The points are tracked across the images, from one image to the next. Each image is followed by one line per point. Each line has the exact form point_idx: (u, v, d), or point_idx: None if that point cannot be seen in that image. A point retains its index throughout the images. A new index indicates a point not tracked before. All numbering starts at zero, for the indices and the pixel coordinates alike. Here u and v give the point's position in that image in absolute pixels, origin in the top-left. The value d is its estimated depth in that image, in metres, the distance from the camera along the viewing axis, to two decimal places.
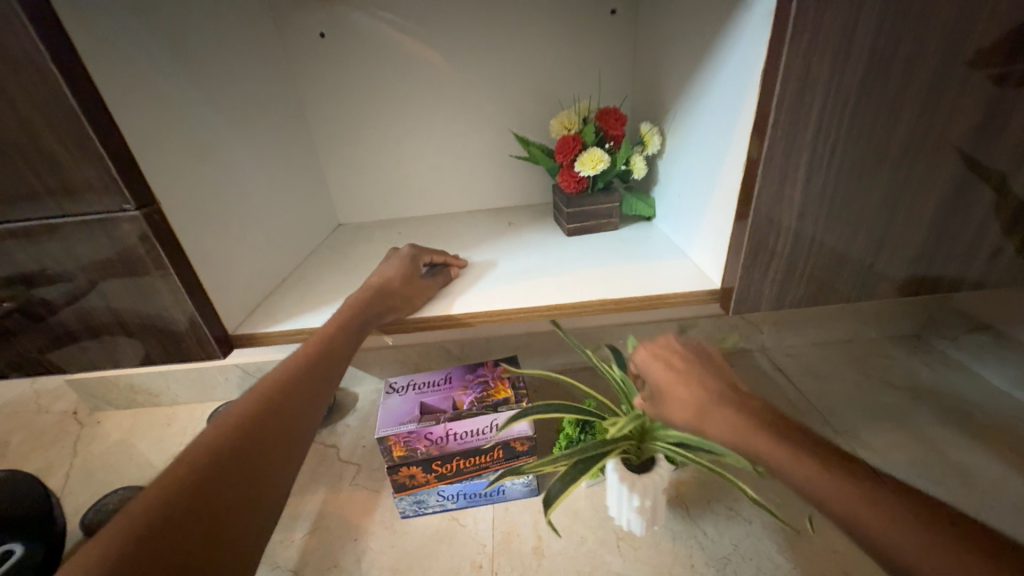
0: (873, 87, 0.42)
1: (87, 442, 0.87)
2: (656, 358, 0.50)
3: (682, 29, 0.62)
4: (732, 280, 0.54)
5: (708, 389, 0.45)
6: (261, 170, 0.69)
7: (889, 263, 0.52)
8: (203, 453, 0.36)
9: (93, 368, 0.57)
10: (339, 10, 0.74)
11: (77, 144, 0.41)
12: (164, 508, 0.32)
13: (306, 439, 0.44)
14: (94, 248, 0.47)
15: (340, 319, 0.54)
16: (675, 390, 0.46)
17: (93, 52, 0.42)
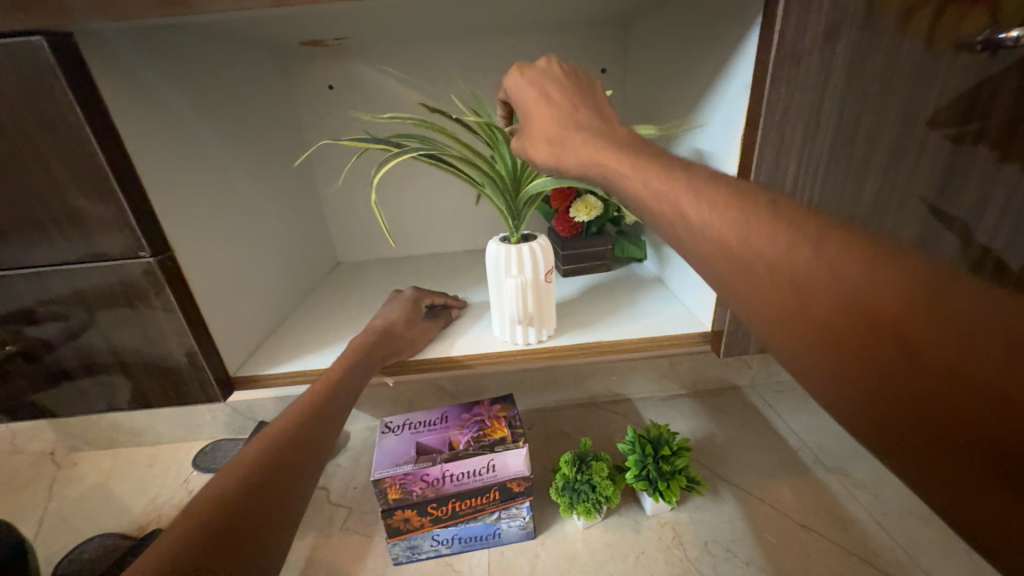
0: (841, 152, 0.46)
1: (63, 485, 0.83)
2: (530, 87, 0.43)
3: (668, 91, 0.68)
4: (722, 324, 0.57)
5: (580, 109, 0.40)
6: (267, 211, 0.71)
7: None
8: (216, 500, 0.37)
9: (86, 410, 0.56)
10: (348, 65, 0.79)
11: (101, 196, 0.43)
12: (194, 531, 0.34)
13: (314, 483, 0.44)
14: (106, 292, 0.48)
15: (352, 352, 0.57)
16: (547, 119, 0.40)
17: (124, 112, 0.45)
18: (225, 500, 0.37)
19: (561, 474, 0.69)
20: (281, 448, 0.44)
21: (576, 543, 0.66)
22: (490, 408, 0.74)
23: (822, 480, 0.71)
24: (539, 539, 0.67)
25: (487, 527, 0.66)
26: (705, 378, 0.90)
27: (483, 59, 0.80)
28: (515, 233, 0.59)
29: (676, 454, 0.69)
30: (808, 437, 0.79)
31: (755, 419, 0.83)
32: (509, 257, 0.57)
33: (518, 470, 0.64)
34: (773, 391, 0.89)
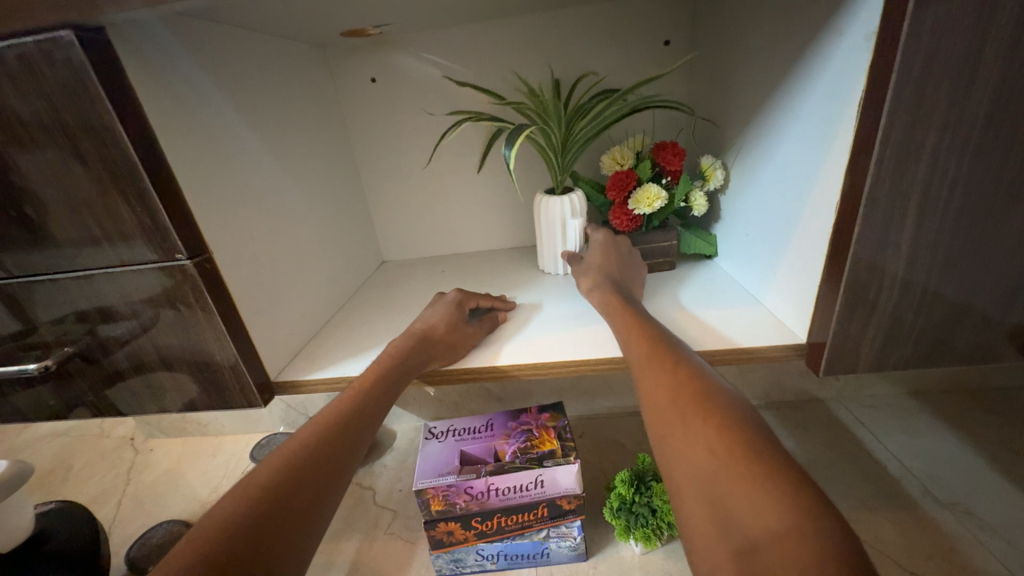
0: (1004, 117, 0.35)
1: (138, 469, 0.88)
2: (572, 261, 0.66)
3: (747, 59, 0.58)
4: (821, 333, 0.47)
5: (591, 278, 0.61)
6: (311, 209, 0.70)
7: (1022, 314, 0.43)
8: (232, 515, 0.36)
9: (141, 408, 0.57)
10: (388, 54, 0.76)
11: (138, 199, 0.42)
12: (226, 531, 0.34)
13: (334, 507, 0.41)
14: (149, 295, 0.47)
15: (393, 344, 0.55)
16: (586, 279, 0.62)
17: (158, 111, 0.44)
18: (225, 529, 0.34)
19: (616, 493, 0.62)
20: (298, 467, 0.41)
21: (634, 571, 0.59)
22: (539, 417, 0.68)
23: (941, 518, 0.58)
24: (592, 562, 0.61)
25: (534, 546, 0.61)
26: (784, 388, 0.78)
27: (531, 37, 0.73)
28: (559, 186, 0.70)
29: None
30: (919, 462, 0.66)
31: (848, 437, 0.71)
32: (557, 205, 0.69)
33: (569, 487, 0.58)
34: (868, 405, 0.76)
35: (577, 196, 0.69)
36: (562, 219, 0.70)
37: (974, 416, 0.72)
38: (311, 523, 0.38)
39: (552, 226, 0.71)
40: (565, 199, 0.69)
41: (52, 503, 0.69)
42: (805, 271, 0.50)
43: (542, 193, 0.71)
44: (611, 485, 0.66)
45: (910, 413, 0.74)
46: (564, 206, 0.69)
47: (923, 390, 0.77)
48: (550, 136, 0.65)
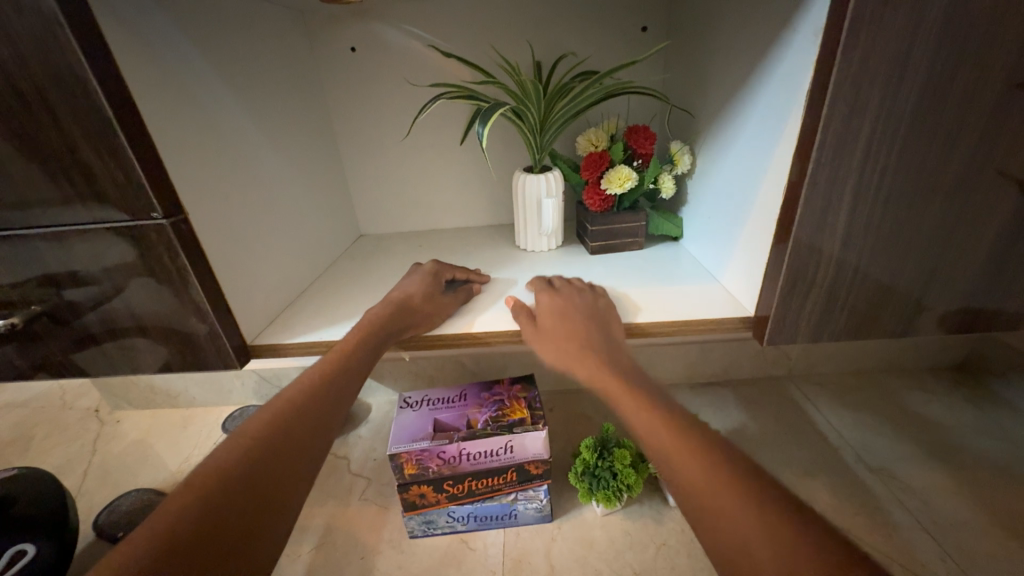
0: (927, 114, 0.40)
1: (105, 440, 0.87)
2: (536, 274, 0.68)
3: (716, 49, 0.61)
4: (767, 309, 0.51)
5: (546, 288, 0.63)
6: (287, 178, 0.70)
7: (939, 294, 0.49)
8: (226, 462, 0.37)
9: (113, 372, 0.57)
10: (368, 25, 0.75)
11: (112, 156, 0.42)
12: (220, 477, 0.36)
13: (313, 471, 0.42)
14: (123, 255, 0.47)
15: (376, 311, 0.57)
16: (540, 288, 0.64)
17: (132, 67, 0.44)
18: (209, 489, 0.35)
19: (581, 459, 0.66)
20: (279, 431, 0.41)
21: (594, 529, 0.64)
22: (510, 389, 0.71)
23: (867, 480, 0.65)
24: (556, 522, 0.65)
25: (503, 508, 0.65)
26: (739, 366, 0.84)
27: (512, 16, 0.74)
28: (537, 164, 0.72)
29: None
30: (853, 433, 0.73)
31: (793, 411, 0.78)
32: (534, 183, 0.71)
33: (537, 452, 0.62)
34: (813, 383, 0.83)
35: (554, 176, 0.72)
36: (538, 199, 0.72)
37: (903, 392, 0.80)
38: (299, 476, 0.40)
39: (528, 204, 0.73)
40: (541, 176, 0.71)
41: (16, 470, 0.68)
42: (756, 251, 0.54)
43: (520, 170, 0.73)
44: (576, 453, 0.71)
45: (849, 389, 0.81)
46: (541, 184, 0.71)
47: (861, 369, 0.84)
48: (529, 117, 0.67)
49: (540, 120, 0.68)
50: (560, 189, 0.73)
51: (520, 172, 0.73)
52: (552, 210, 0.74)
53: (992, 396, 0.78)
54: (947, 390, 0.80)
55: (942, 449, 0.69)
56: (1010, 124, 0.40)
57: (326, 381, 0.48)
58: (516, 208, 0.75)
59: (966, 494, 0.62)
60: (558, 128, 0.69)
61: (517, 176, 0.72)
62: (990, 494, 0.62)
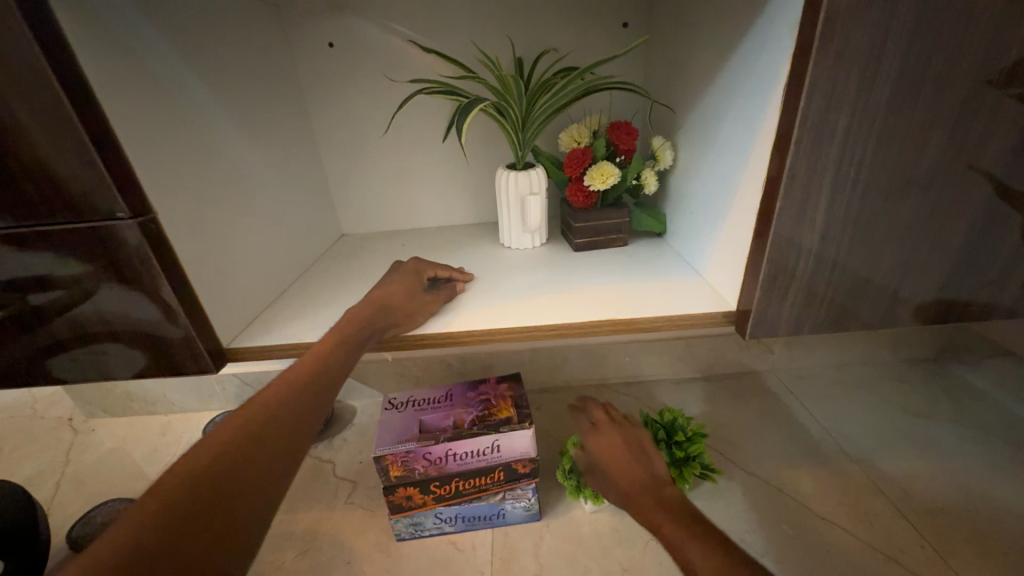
0: (900, 108, 0.40)
1: (79, 450, 0.84)
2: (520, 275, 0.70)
3: (696, 45, 0.61)
4: (749, 303, 0.52)
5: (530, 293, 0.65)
6: (265, 177, 0.68)
7: (914, 286, 0.50)
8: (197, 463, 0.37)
9: (83, 379, 0.55)
10: (346, 20, 0.74)
11: (74, 153, 0.40)
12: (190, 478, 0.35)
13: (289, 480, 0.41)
14: (89, 257, 0.45)
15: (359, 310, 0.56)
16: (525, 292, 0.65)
17: (93, 60, 0.42)
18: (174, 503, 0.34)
19: (568, 456, 0.65)
20: (251, 440, 0.40)
21: (582, 526, 0.64)
22: (497, 388, 0.71)
23: (848, 470, 0.67)
24: (544, 520, 0.65)
25: (491, 508, 0.64)
26: (724, 361, 0.85)
27: (493, 11, 0.73)
28: (520, 161, 0.72)
29: (691, 440, 0.64)
30: (834, 424, 0.74)
31: (776, 404, 0.79)
32: (517, 180, 0.71)
33: (524, 451, 0.62)
34: (795, 376, 0.84)
35: (537, 173, 0.71)
36: (522, 196, 0.72)
37: (882, 383, 0.82)
38: (272, 480, 0.39)
39: (512, 202, 0.73)
40: (524, 174, 0.70)
41: None
42: (737, 245, 0.54)
43: (504, 167, 0.73)
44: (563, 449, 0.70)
45: (830, 381, 0.83)
46: (524, 181, 0.71)
47: (842, 361, 0.86)
48: (511, 114, 0.66)
49: (523, 116, 0.67)
50: (543, 186, 0.73)
51: (504, 169, 0.72)
52: (536, 207, 0.73)
53: (966, 385, 0.80)
54: (923, 380, 0.81)
55: (919, 438, 0.70)
56: (980, 117, 0.41)
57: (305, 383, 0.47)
58: (499, 205, 0.75)
59: (943, 481, 0.64)
60: (541, 125, 0.69)
61: (500, 173, 0.71)
62: (965, 481, 0.63)
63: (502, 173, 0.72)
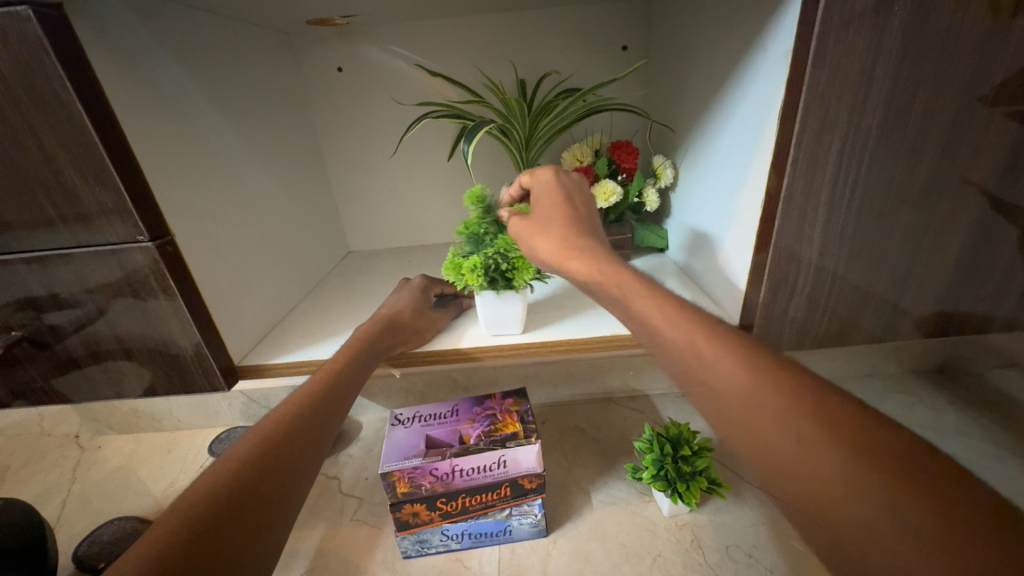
0: (892, 129, 0.42)
1: (85, 467, 0.84)
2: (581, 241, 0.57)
3: (693, 66, 0.63)
4: (750, 317, 0.53)
5: None
6: (276, 195, 0.70)
7: (913, 299, 0.50)
8: (216, 481, 0.37)
9: (96, 396, 0.56)
10: (355, 45, 0.76)
11: (97, 179, 0.42)
12: (212, 495, 0.36)
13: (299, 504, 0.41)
14: (106, 277, 0.47)
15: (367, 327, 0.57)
16: None
17: (115, 89, 0.44)
18: (192, 525, 0.33)
19: (471, 227, 0.55)
20: (267, 459, 0.40)
21: (590, 543, 0.63)
22: (502, 402, 0.71)
23: None
24: (551, 536, 0.65)
25: (497, 524, 0.64)
26: None
27: (497, 36, 0.76)
28: None
29: (697, 454, 0.65)
30: None
31: None
32: None
33: (530, 466, 0.62)
34: None
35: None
36: None
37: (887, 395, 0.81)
38: (288, 496, 0.40)
39: None
40: None
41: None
42: (738, 263, 0.56)
43: None
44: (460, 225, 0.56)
45: None
46: None
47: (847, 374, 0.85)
48: (516, 133, 0.68)
49: (526, 136, 0.68)
50: None
51: None
52: None
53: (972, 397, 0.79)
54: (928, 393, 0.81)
55: None
56: (971, 137, 0.42)
57: (316, 401, 0.48)
58: None
59: None
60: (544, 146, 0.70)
61: None
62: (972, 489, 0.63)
63: None
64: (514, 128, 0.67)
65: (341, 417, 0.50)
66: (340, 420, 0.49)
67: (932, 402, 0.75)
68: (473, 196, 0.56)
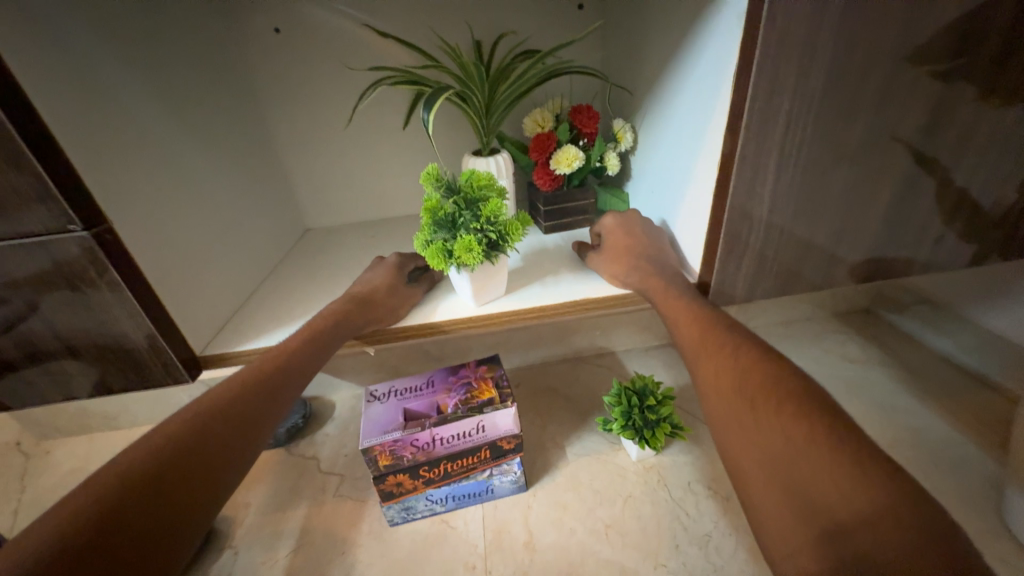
0: (834, 91, 0.45)
1: (33, 474, 0.78)
2: (620, 258, 0.62)
3: (650, 28, 0.63)
4: (708, 274, 0.57)
5: (635, 273, 0.60)
6: (220, 173, 0.65)
7: (848, 249, 0.56)
8: (150, 449, 0.39)
9: (39, 397, 0.52)
10: (292, 2, 0.69)
11: (11, 165, 0.38)
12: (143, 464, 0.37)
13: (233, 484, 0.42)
14: (37, 271, 0.43)
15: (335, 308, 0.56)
16: (620, 264, 0.62)
17: (21, 59, 0.38)
18: (100, 507, 0.34)
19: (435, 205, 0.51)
20: (205, 430, 0.41)
21: (567, 492, 0.68)
22: (477, 370, 0.73)
23: None
24: (531, 491, 0.69)
25: (479, 485, 0.67)
26: None
27: None
28: (485, 146, 0.70)
29: (662, 403, 0.70)
30: None
31: None
32: (489, 166, 0.68)
33: (508, 428, 0.64)
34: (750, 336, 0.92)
35: (504, 158, 0.70)
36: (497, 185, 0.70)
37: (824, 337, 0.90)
38: (225, 467, 0.41)
39: None
40: (491, 158, 0.68)
41: None
42: (696, 224, 0.58)
43: (468, 154, 0.71)
44: (425, 203, 0.51)
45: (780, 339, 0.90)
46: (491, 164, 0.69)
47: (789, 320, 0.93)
48: (475, 97, 0.65)
49: (485, 101, 0.66)
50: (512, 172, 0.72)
51: (468, 155, 0.71)
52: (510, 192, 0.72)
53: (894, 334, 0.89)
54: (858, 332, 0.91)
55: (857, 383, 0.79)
56: (901, 99, 0.46)
57: (267, 377, 0.48)
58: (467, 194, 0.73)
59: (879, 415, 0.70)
60: (504, 111, 0.68)
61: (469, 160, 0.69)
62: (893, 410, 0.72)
63: (473, 161, 0.69)
64: (474, 93, 0.64)
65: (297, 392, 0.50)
66: (296, 396, 0.49)
67: (861, 340, 0.84)
68: (429, 174, 0.52)
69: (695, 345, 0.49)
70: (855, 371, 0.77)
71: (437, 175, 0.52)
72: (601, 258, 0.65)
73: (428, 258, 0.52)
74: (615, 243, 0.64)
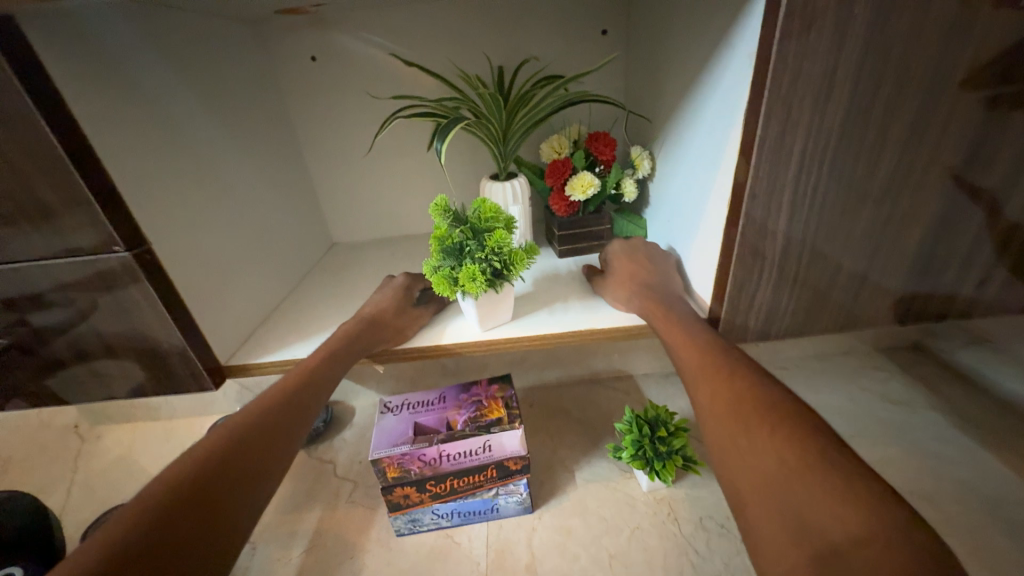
0: (854, 129, 0.43)
1: (86, 457, 0.86)
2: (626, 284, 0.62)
3: (669, 55, 0.62)
4: (720, 308, 0.55)
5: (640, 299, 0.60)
6: (255, 192, 0.70)
7: (877, 288, 0.52)
8: (186, 464, 0.41)
9: (86, 394, 0.57)
10: (327, 32, 0.74)
11: (67, 193, 0.43)
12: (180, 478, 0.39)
13: (265, 496, 0.43)
14: (86, 283, 0.48)
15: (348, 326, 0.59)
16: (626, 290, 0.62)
17: (80, 99, 0.43)
18: (146, 518, 0.36)
19: (442, 234, 0.52)
20: (235, 446, 0.44)
21: (573, 517, 0.67)
22: (488, 389, 0.74)
23: None
24: (536, 513, 0.69)
25: (485, 503, 0.68)
26: None
27: (473, 21, 0.74)
28: (502, 171, 0.72)
29: (674, 434, 0.67)
30: None
31: None
32: (504, 191, 0.70)
33: (515, 449, 0.64)
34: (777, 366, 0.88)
35: (520, 183, 0.71)
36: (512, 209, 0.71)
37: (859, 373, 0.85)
38: (256, 480, 0.43)
39: None
40: (506, 183, 0.70)
41: None
42: (709, 257, 0.57)
43: (486, 177, 0.73)
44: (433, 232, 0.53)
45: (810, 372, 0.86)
46: (507, 189, 0.70)
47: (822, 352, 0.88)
48: (493, 124, 0.67)
49: (503, 128, 0.68)
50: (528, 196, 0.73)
51: (486, 179, 0.72)
52: (525, 216, 0.73)
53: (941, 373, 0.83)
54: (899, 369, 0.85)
55: None
56: (931, 135, 0.43)
57: (289, 395, 0.50)
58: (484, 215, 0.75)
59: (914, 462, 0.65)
60: (521, 137, 0.69)
61: (486, 184, 0.71)
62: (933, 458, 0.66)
63: (490, 185, 0.70)
64: (491, 121, 0.66)
65: (316, 410, 0.52)
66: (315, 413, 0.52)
67: (903, 378, 0.78)
68: (438, 204, 0.54)
69: (697, 379, 0.47)
70: (892, 413, 0.72)
71: (446, 205, 0.54)
72: (610, 284, 0.65)
73: (435, 284, 0.54)
74: (623, 269, 0.64)
